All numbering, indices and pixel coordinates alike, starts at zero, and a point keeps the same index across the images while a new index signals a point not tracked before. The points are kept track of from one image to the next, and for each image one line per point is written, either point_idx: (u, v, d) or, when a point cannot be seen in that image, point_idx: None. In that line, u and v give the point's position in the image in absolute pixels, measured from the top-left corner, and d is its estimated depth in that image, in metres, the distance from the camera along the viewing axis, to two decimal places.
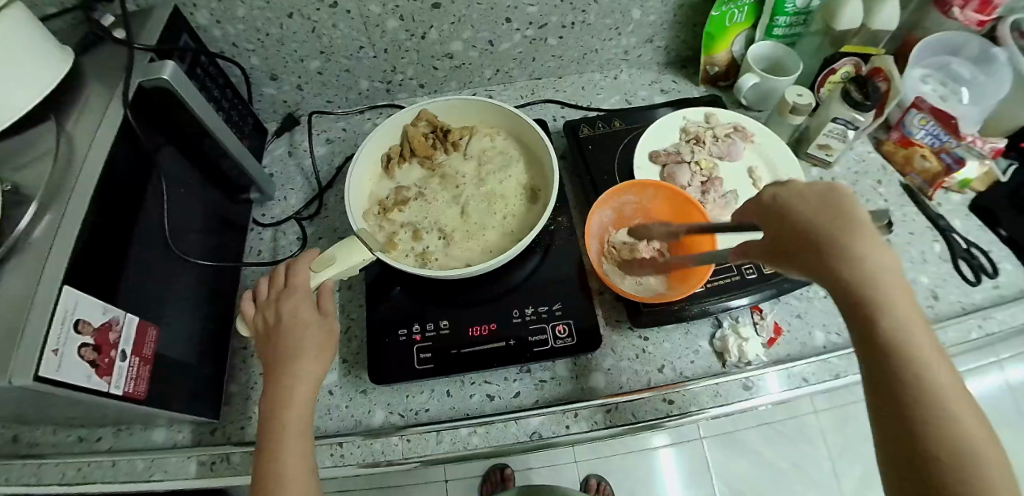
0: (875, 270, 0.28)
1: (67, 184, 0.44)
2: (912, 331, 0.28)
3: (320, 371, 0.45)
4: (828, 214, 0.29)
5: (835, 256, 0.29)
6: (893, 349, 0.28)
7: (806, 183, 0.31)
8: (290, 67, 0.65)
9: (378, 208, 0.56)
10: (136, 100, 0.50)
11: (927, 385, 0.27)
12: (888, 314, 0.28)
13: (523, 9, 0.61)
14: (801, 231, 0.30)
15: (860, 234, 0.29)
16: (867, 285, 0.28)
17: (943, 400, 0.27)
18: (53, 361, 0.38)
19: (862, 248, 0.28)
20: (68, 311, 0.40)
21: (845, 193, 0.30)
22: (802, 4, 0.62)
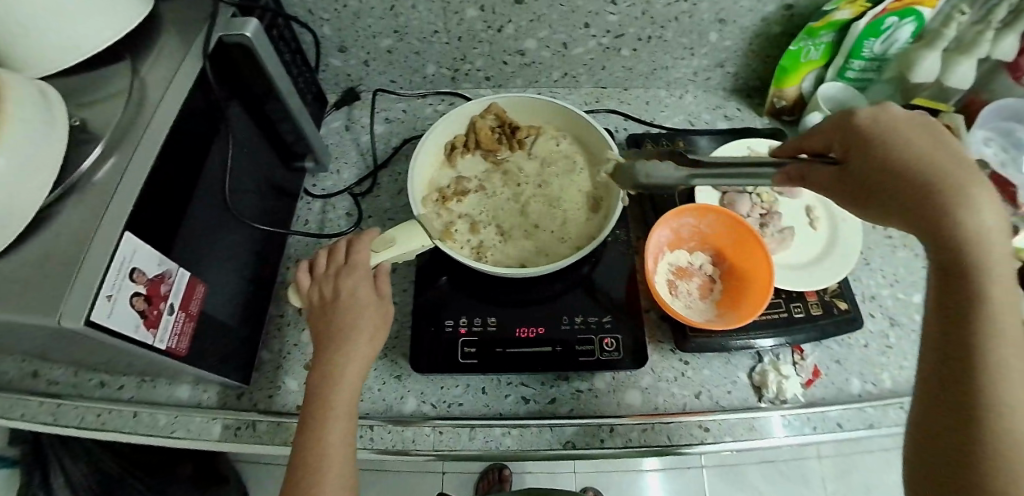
0: (981, 209, 0.29)
1: (138, 126, 0.43)
2: (1004, 293, 0.29)
3: (372, 353, 0.44)
4: (934, 156, 0.31)
5: (949, 188, 0.29)
6: (981, 295, 0.29)
7: (909, 116, 0.33)
8: (361, 42, 0.64)
9: (436, 196, 0.55)
10: (214, 54, 0.49)
11: (1004, 346, 0.28)
12: (987, 261, 0.29)
13: (603, 17, 0.61)
14: (910, 156, 0.31)
15: (975, 180, 0.30)
16: (966, 232, 0.29)
17: (1011, 365, 0.28)
18: (105, 307, 0.37)
19: (978, 192, 0.29)
20: (125, 259, 0.39)
21: (945, 135, 0.32)
22: (879, 51, 0.62)
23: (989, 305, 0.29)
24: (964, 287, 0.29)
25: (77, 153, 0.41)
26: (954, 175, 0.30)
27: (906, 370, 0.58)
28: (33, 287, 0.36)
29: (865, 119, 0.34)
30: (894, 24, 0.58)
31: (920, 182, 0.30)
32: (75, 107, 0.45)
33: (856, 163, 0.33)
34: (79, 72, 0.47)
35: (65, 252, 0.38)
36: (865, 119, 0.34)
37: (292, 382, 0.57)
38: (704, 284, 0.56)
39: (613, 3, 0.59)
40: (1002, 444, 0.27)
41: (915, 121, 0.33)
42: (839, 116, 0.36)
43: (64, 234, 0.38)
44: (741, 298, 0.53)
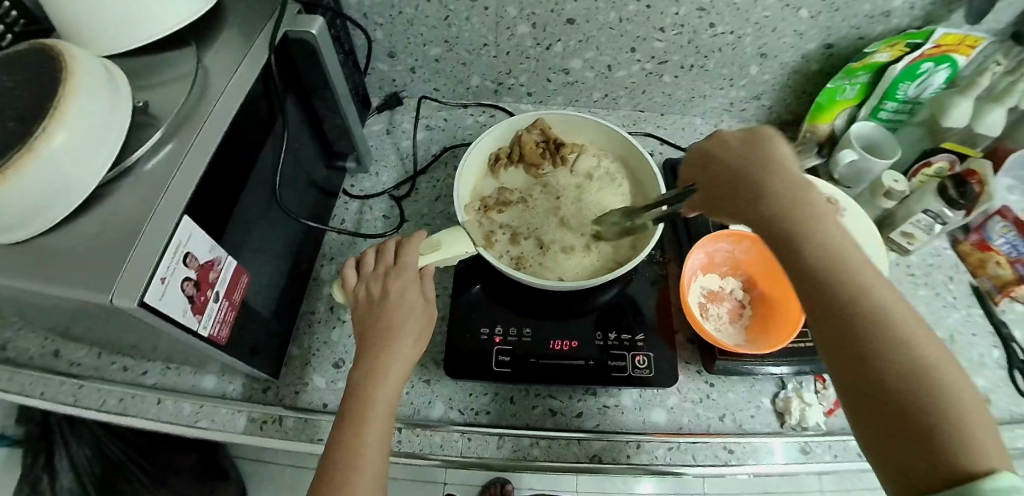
0: (776, 192, 0.35)
1: (198, 114, 0.44)
2: (835, 240, 0.34)
3: (412, 359, 0.46)
4: (745, 158, 0.38)
5: (760, 194, 0.36)
6: (815, 260, 0.33)
7: (731, 133, 0.41)
8: (411, 49, 0.66)
9: (479, 204, 0.57)
10: (278, 49, 0.50)
11: (863, 293, 0.32)
12: (813, 230, 0.34)
13: (650, 43, 0.63)
14: (737, 178, 0.38)
15: (780, 171, 0.37)
16: (788, 209, 0.35)
17: (877, 298, 0.31)
18: (158, 289, 0.36)
19: (766, 171, 0.36)
20: (182, 242, 0.39)
21: (767, 137, 0.39)
22: (914, 94, 0.64)
23: (824, 259, 0.33)
24: (796, 255, 0.34)
25: (138, 135, 0.41)
26: (765, 171, 0.37)
27: None
28: (87, 263, 0.36)
29: (703, 145, 0.43)
30: (929, 69, 0.60)
31: (743, 190, 0.37)
32: (137, 88, 0.45)
33: (706, 183, 0.41)
34: (145, 55, 0.48)
35: (124, 230, 0.38)
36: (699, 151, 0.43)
37: (320, 380, 0.58)
38: (734, 309, 0.57)
39: (661, 30, 0.61)
40: (904, 376, 0.29)
41: (736, 134, 0.41)
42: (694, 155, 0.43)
43: (122, 214, 0.38)
44: (771, 326, 0.54)
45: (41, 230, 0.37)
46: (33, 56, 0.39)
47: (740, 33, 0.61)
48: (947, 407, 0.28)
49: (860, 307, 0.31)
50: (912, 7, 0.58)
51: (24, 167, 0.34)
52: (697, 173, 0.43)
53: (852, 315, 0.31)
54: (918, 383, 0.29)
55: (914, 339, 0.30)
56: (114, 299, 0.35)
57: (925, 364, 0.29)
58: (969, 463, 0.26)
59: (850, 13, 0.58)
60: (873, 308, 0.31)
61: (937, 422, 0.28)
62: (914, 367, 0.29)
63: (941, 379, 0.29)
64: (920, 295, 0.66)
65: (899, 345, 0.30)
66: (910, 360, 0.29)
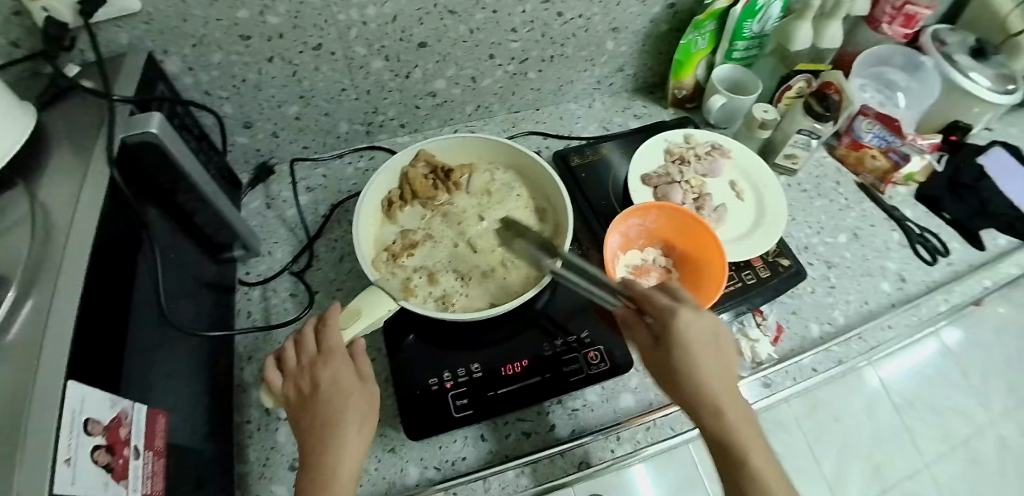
0: (708, 378, 0.42)
1: (51, 257, 0.38)
2: (740, 411, 0.42)
3: (367, 440, 0.43)
4: (695, 338, 0.43)
5: (693, 380, 0.42)
6: (727, 430, 0.41)
7: (692, 310, 0.44)
8: (267, 114, 0.63)
9: (386, 255, 0.54)
10: (119, 159, 0.45)
11: (757, 471, 0.40)
12: (728, 414, 0.41)
13: (506, 45, 0.63)
14: (678, 355, 0.42)
15: (714, 353, 0.43)
16: (709, 390, 0.42)
17: (760, 464, 0.40)
18: (66, 473, 0.32)
19: (704, 354, 0.42)
20: (77, 411, 0.34)
21: (716, 330, 0.44)
22: (757, 30, 0.68)
23: (734, 428, 0.41)
24: (717, 423, 0.41)
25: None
26: (699, 364, 0.42)
27: (853, 303, 0.63)
28: None
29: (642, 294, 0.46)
30: (766, 2, 0.64)
31: (681, 368, 0.42)
32: None
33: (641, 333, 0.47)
34: None
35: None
36: (649, 298, 0.45)
37: (280, 488, 0.53)
38: (661, 276, 0.58)
39: (513, 31, 0.61)
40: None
41: (692, 306, 0.45)
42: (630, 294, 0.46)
43: None
44: (698, 282, 0.56)
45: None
46: None
47: (588, 15, 0.62)
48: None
49: (756, 483, 0.39)
50: None
51: None
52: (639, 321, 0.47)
53: (747, 485, 0.40)
54: None
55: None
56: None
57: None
58: None
59: None
60: (768, 493, 0.39)
61: None
62: None
63: None
64: (818, 206, 0.71)
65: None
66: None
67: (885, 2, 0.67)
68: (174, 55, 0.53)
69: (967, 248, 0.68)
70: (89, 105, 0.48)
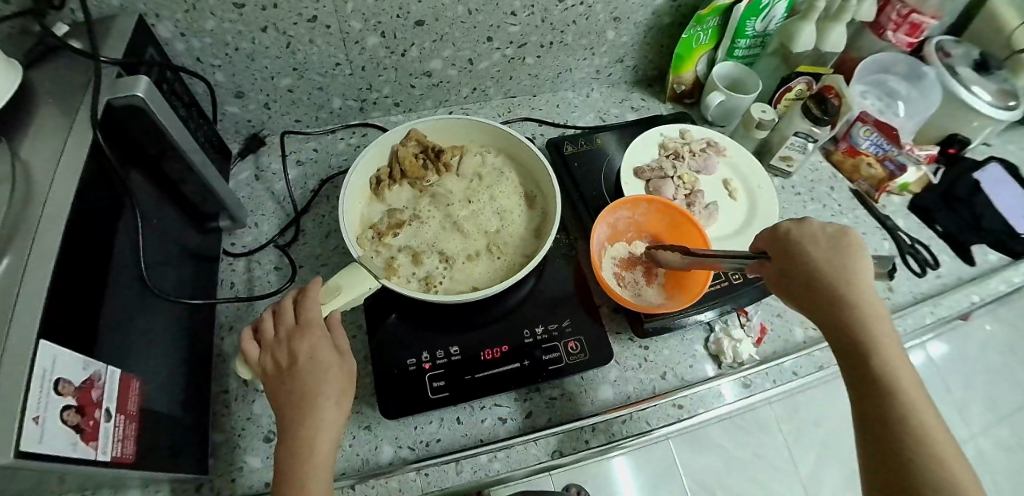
0: (859, 285, 0.40)
1: (28, 218, 0.38)
2: (875, 325, 0.39)
3: (342, 416, 0.43)
4: (836, 252, 0.42)
5: (842, 294, 0.40)
6: (850, 340, 0.39)
7: (819, 227, 0.44)
8: (259, 85, 0.62)
9: (372, 233, 0.54)
10: (102, 121, 0.45)
11: (893, 378, 0.38)
12: (866, 323, 0.39)
13: (505, 29, 0.62)
14: (801, 264, 0.42)
15: (851, 266, 0.41)
16: (840, 301, 0.40)
17: (895, 374, 0.38)
18: (34, 432, 0.32)
19: (830, 261, 0.41)
20: (47, 371, 0.34)
21: (853, 243, 0.42)
22: (760, 28, 0.67)
23: (856, 344, 0.39)
24: (842, 336, 0.40)
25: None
26: (852, 274, 0.41)
27: None
28: None
29: (788, 228, 0.44)
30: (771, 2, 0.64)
31: (811, 278, 0.41)
32: None
33: (780, 260, 0.43)
34: None
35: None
36: (781, 231, 0.44)
37: (254, 459, 0.53)
38: (648, 272, 0.58)
39: (513, 14, 0.60)
40: (921, 457, 0.35)
41: (830, 230, 0.43)
42: (767, 230, 0.46)
43: None
44: (685, 278, 0.56)
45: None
46: None
47: (589, 2, 0.61)
48: (947, 486, 0.34)
49: (894, 391, 0.37)
50: None
51: None
52: (775, 247, 0.44)
53: (873, 396, 0.38)
54: (924, 448, 0.35)
55: (922, 414, 0.36)
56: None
57: (930, 442, 0.36)
58: None
59: None
60: (906, 395, 0.37)
61: (927, 485, 0.34)
62: (918, 433, 0.36)
63: (939, 454, 0.35)
64: (811, 211, 0.70)
65: (907, 411, 0.36)
66: (923, 441, 0.36)
67: (890, 8, 0.67)
68: (166, 19, 0.52)
69: (957, 261, 0.68)
70: (77, 66, 0.48)
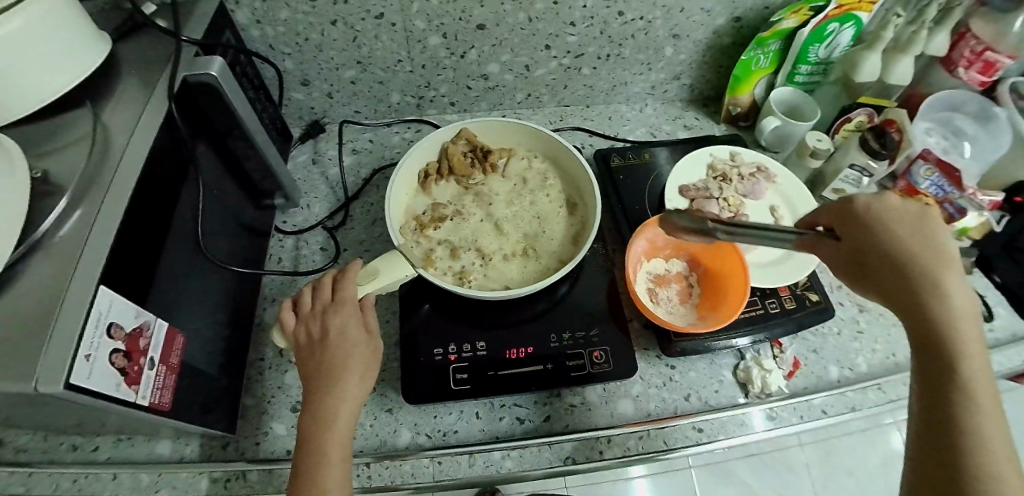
0: (945, 271, 0.35)
1: (102, 175, 0.42)
2: (958, 318, 0.34)
3: (364, 394, 0.44)
4: (917, 233, 0.36)
5: (928, 282, 0.35)
6: (929, 331, 0.35)
7: (901, 202, 0.37)
8: (324, 74, 0.65)
9: (414, 224, 0.55)
10: (179, 94, 0.48)
11: (968, 376, 0.33)
12: (950, 320, 0.34)
13: (563, 38, 0.63)
14: (881, 244, 0.36)
15: (934, 249, 0.36)
16: (922, 287, 0.35)
17: (973, 374, 0.33)
18: (85, 368, 0.35)
19: (915, 244, 0.36)
20: (102, 314, 0.38)
21: (936, 222, 0.37)
22: (824, 55, 0.66)
23: (934, 335, 0.34)
24: (919, 325, 0.35)
25: (41, 203, 0.40)
26: (938, 258, 0.35)
27: (877, 353, 0.61)
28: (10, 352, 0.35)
29: (864, 202, 0.38)
30: (836, 29, 0.62)
31: (889, 261, 0.36)
32: (34, 156, 0.44)
33: (848, 238, 0.38)
34: (38, 122, 0.47)
35: (40, 305, 0.36)
36: (859, 204, 0.38)
37: (279, 427, 0.56)
38: (682, 290, 0.58)
39: (572, 24, 0.61)
40: (979, 477, 0.32)
41: (911, 205, 0.37)
42: (837, 202, 0.40)
43: (34, 294, 0.37)
44: (719, 300, 0.56)
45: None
46: None
47: (649, 18, 0.62)
48: None
49: (965, 391, 0.33)
50: None
51: None
52: (846, 223, 0.38)
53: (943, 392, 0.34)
54: (987, 455, 0.32)
55: (993, 418, 0.33)
56: (36, 387, 0.33)
57: (997, 447, 0.32)
58: None
59: None
60: (975, 402, 0.33)
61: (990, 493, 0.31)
62: (982, 438, 0.32)
63: (1003, 463, 0.32)
64: None
65: (976, 413, 0.33)
66: (983, 460, 0.32)
67: (963, 44, 0.63)
68: (245, 6, 0.56)
69: (1014, 316, 0.64)
70: (162, 43, 0.52)
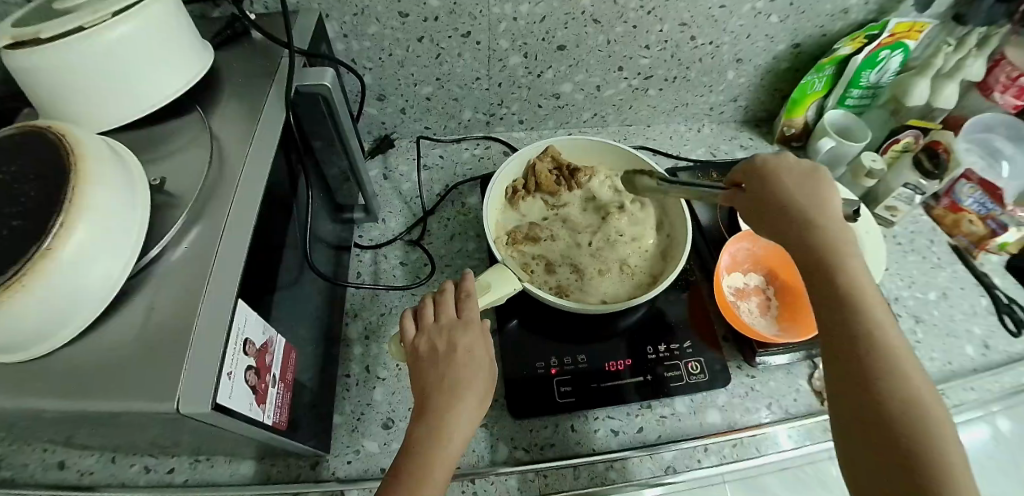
0: (826, 218, 0.39)
1: (223, 188, 0.42)
2: (849, 261, 0.37)
3: (477, 421, 0.43)
4: (804, 188, 0.40)
5: (812, 228, 0.38)
6: (831, 273, 0.37)
7: (795, 161, 0.42)
8: (401, 90, 0.66)
9: (507, 238, 0.56)
10: (290, 107, 0.48)
11: (867, 315, 0.35)
12: (841, 261, 0.37)
13: (636, 60, 0.66)
14: (768, 194, 0.41)
15: (822, 202, 0.40)
16: (811, 233, 0.38)
17: (869, 310, 0.35)
18: (227, 387, 0.34)
19: (796, 194, 0.40)
20: (239, 330, 0.36)
21: (824, 180, 0.41)
22: (875, 81, 0.70)
23: (833, 275, 0.37)
24: (819, 266, 0.37)
25: (161, 214, 0.40)
26: (823, 208, 0.39)
27: (936, 361, 0.64)
28: (152, 367, 0.34)
29: (763, 162, 0.42)
30: (887, 56, 0.66)
31: (783, 211, 0.40)
32: (146, 165, 0.44)
33: (753, 191, 0.42)
34: (143, 130, 0.46)
35: (173, 322, 0.36)
36: (757, 164, 0.42)
37: (371, 444, 0.55)
38: (761, 302, 0.60)
39: (647, 47, 0.64)
40: (898, 408, 0.33)
41: (803, 164, 0.42)
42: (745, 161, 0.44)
43: (165, 308, 0.36)
44: (799, 313, 0.58)
45: (54, 347, 0.34)
46: (36, 142, 0.36)
47: (718, 42, 0.65)
48: (920, 435, 0.32)
49: (865, 325, 0.35)
50: (868, 2, 0.63)
51: (53, 263, 0.32)
52: (751, 179, 0.42)
53: (847, 331, 0.35)
54: (897, 391, 0.33)
55: (899, 356, 0.34)
56: (183, 407, 0.32)
57: (906, 383, 0.33)
58: (925, 468, 0.31)
59: (815, 13, 0.63)
60: (878, 339, 0.35)
61: (905, 427, 0.32)
62: (892, 374, 0.34)
63: (920, 404, 0.33)
64: (909, 261, 0.72)
65: (878, 351, 0.34)
66: (890, 390, 0.33)
67: (999, 70, 0.67)
68: (337, 20, 0.56)
69: None
70: (260, 55, 0.52)
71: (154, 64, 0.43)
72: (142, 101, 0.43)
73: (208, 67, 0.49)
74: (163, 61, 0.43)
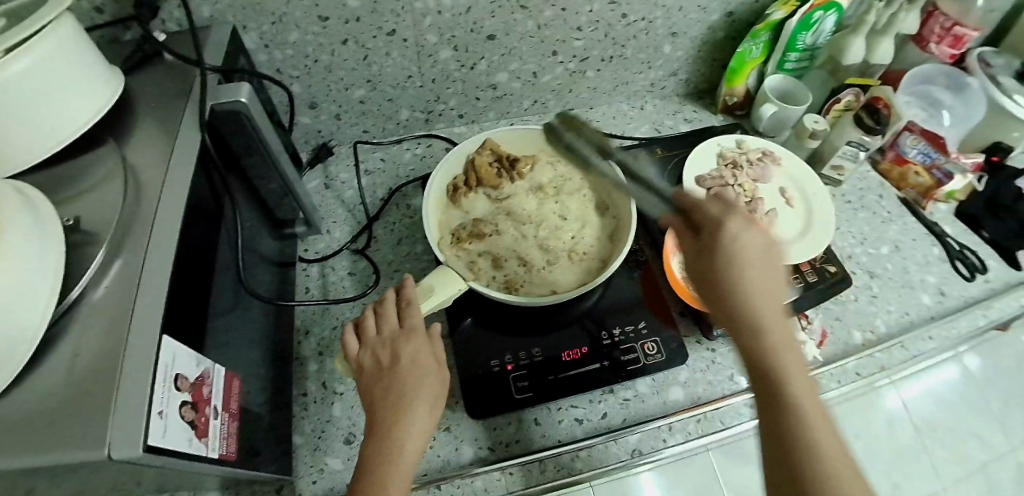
0: (754, 274, 0.38)
1: (140, 219, 0.40)
2: (775, 320, 0.37)
3: (433, 427, 0.42)
4: (741, 240, 0.39)
5: (737, 286, 0.37)
6: (757, 332, 0.37)
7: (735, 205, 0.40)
8: (333, 96, 0.64)
9: (451, 238, 0.55)
10: (208, 127, 0.46)
11: (784, 375, 0.36)
12: (760, 322, 0.37)
13: (569, 43, 0.65)
14: (705, 245, 0.39)
15: (755, 254, 0.38)
16: (737, 292, 0.37)
17: (785, 371, 0.36)
18: (160, 426, 0.33)
19: (731, 246, 0.38)
20: (167, 366, 0.35)
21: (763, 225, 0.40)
22: (810, 42, 0.69)
23: (756, 333, 0.37)
24: (742, 325, 0.37)
25: (74, 252, 0.38)
26: (756, 262, 0.38)
27: (893, 314, 0.65)
28: (83, 417, 0.32)
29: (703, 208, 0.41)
30: (821, 16, 0.65)
31: (715, 266, 0.38)
32: (57, 202, 0.41)
33: (690, 241, 0.41)
34: (52, 165, 0.44)
35: (100, 366, 0.34)
36: (695, 209, 0.41)
37: (335, 461, 0.54)
38: None
39: (578, 29, 0.63)
40: (808, 469, 0.34)
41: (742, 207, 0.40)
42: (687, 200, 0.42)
43: (93, 352, 0.34)
44: None
45: None
46: None
47: (651, 17, 0.64)
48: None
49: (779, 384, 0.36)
50: None
51: None
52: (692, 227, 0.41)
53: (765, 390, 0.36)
54: (807, 452, 0.34)
55: (814, 418, 0.35)
56: (113, 453, 0.30)
57: (817, 443, 0.34)
58: None
59: None
60: (793, 400, 0.35)
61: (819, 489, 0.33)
62: (808, 437, 0.34)
63: (832, 466, 0.34)
64: (861, 218, 0.73)
65: (795, 413, 0.35)
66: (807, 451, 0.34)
67: (933, 21, 0.69)
68: (253, 30, 0.54)
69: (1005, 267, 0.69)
70: (174, 74, 0.50)
71: (57, 95, 0.40)
72: (48, 135, 0.41)
73: (117, 91, 0.46)
74: (66, 90, 0.41)
